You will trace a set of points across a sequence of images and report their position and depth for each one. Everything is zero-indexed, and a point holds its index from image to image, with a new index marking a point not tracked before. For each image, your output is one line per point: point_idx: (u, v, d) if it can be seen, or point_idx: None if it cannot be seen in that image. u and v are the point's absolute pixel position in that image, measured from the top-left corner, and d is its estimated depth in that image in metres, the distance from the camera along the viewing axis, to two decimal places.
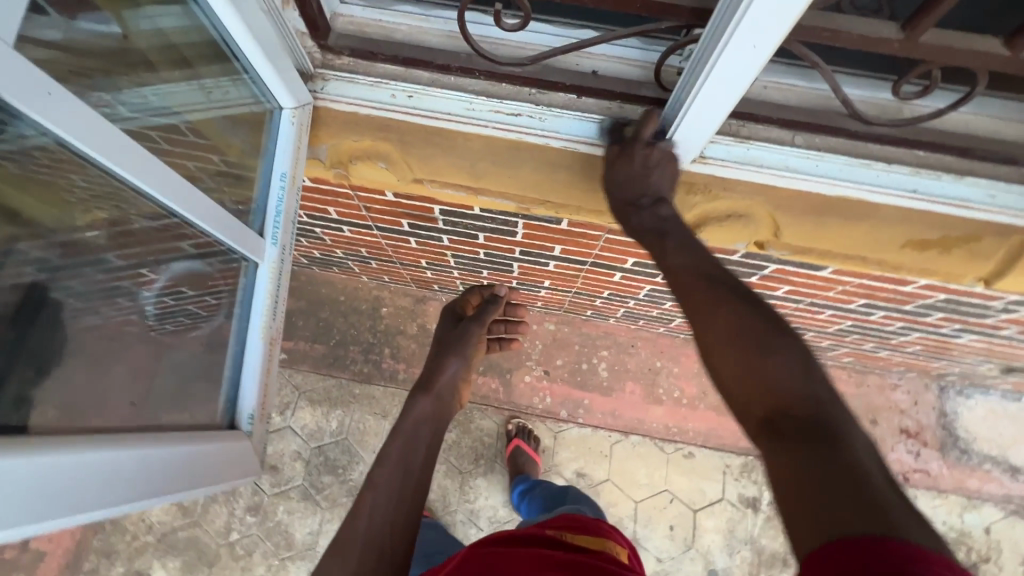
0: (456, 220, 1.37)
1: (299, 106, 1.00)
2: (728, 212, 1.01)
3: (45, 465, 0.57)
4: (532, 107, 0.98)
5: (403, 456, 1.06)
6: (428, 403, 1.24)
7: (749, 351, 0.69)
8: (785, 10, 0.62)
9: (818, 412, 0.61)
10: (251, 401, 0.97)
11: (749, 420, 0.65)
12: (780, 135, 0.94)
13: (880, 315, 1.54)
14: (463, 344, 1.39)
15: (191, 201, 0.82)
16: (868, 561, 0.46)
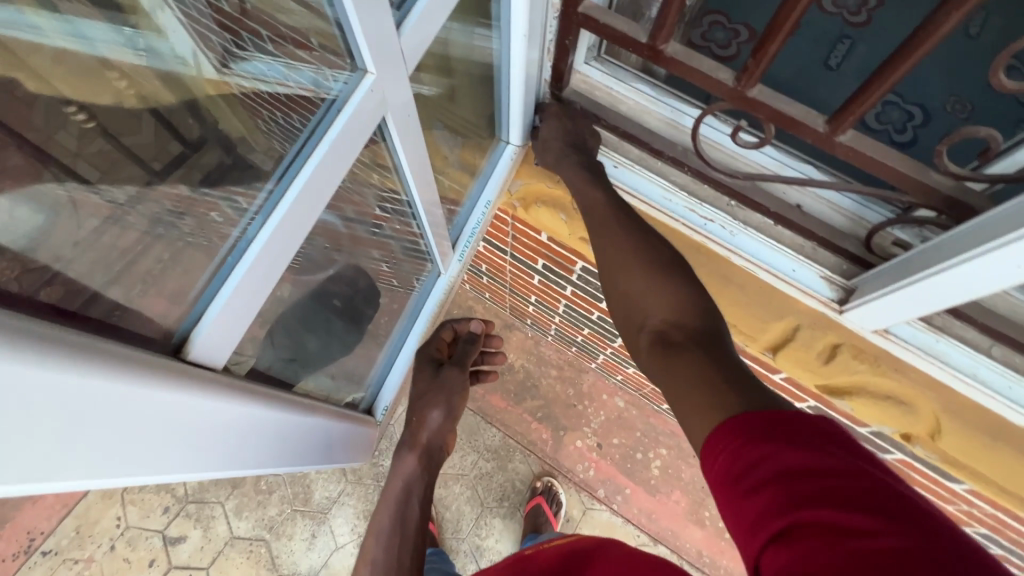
0: (591, 280, 1.39)
1: (521, 144, 1.12)
2: (887, 393, 0.95)
3: (268, 422, 0.76)
4: (726, 218, 0.98)
5: (399, 515, 1.07)
6: (412, 463, 1.16)
7: (645, 271, 0.80)
8: (977, 283, 0.71)
9: (687, 324, 0.72)
10: (389, 397, 1.27)
11: (643, 337, 0.77)
12: (980, 340, 0.87)
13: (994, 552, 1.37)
14: (445, 389, 1.23)
15: (423, 187, 0.96)
16: (753, 424, 0.54)
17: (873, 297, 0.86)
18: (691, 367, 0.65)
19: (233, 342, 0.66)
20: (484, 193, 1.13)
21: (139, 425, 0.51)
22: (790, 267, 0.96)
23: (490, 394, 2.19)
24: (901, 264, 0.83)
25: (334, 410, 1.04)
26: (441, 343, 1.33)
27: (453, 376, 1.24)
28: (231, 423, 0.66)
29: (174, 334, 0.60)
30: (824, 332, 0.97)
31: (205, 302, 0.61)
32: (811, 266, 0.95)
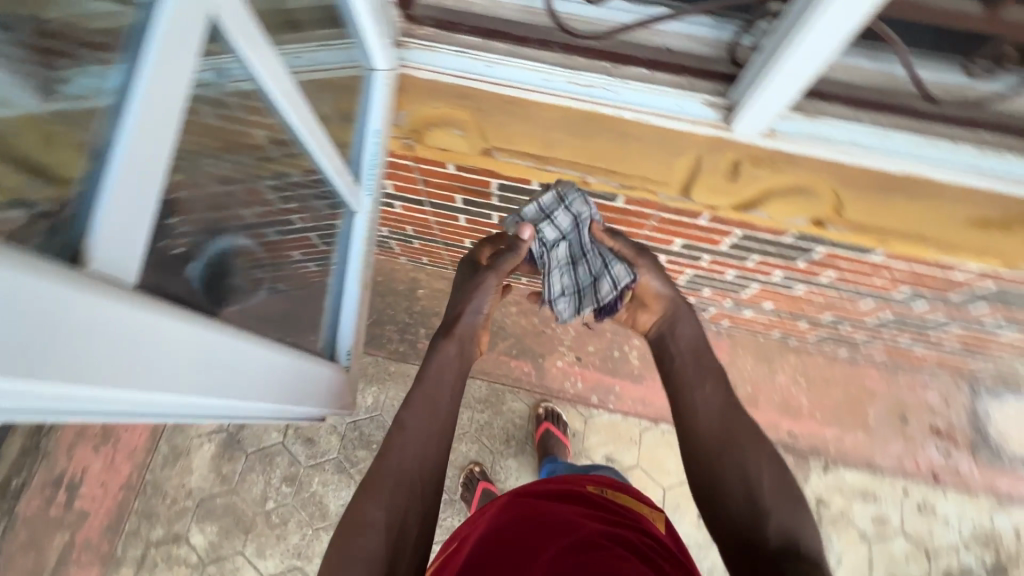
0: (511, 196, 1.42)
1: (390, 68, 1.06)
2: (791, 186, 1.03)
3: (218, 347, 0.69)
4: (605, 79, 1.01)
5: (431, 400, 1.01)
6: (453, 353, 1.09)
7: (751, 450, 0.91)
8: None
9: (763, 497, 0.86)
10: (349, 338, 1.18)
11: (738, 502, 0.86)
12: (847, 112, 0.97)
13: (923, 306, 1.57)
14: (485, 295, 1.10)
15: (301, 109, 0.88)
16: None
17: (749, 101, 0.92)
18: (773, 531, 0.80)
19: (137, 256, 0.53)
20: (371, 123, 1.08)
21: (51, 335, 0.43)
22: (675, 105, 1.01)
23: None
24: (782, 33, 0.82)
25: (298, 354, 0.97)
26: (486, 252, 1.18)
27: (493, 277, 1.09)
28: (166, 345, 0.59)
29: (60, 246, 0.48)
30: (724, 152, 1.03)
31: (79, 228, 0.50)
32: (693, 97, 1.00)
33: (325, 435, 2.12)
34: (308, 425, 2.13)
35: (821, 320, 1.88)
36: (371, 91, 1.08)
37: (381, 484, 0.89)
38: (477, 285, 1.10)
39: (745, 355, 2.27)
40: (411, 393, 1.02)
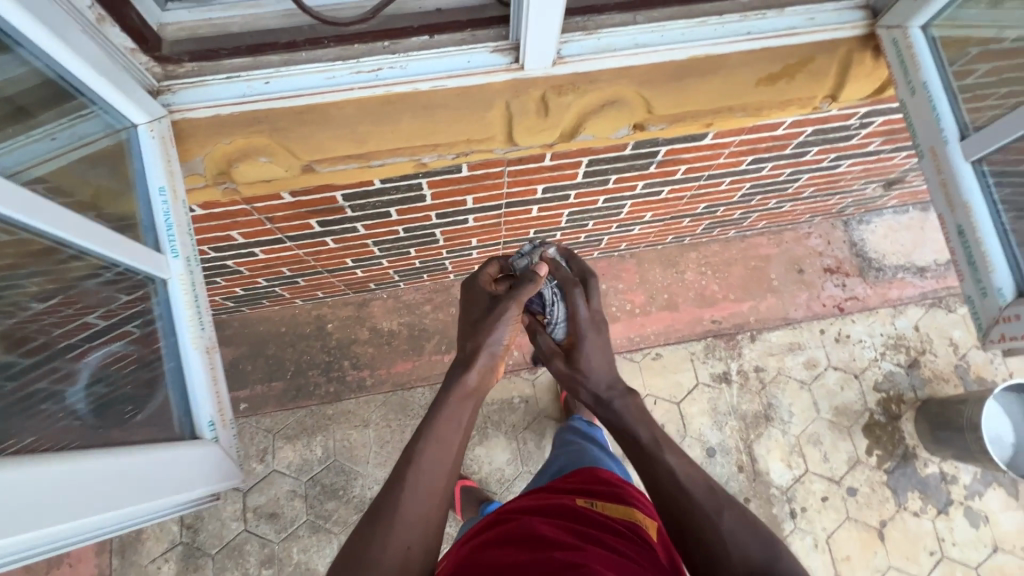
0: (362, 202, 1.38)
1: (153, 119, 0.96)
2: (600, 102, 1.07)
3: (16, 485, 0.71)
4: (390, 57, 0.99)
5: (445, 437, 0.94)
6: (471, 383, 0.98)
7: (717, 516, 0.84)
8: None
9: (690, 495, 0.87)
10: (207, 410, 1.12)
11: (718, 568, 0.79)
12: (624, 18, 1.03)
13: (770, 168, 1.69)
14: (501, 322, 1.00)
15: (36, 210, 0.82)
16: None
17: (525, 25, 0.90)
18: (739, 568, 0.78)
19: None
20: (152, 183, 0.98)
21: None
22: (465, 62, 1.00)
23: (393, 366, 2.19)
24: None
25: (137, 449, 0.96)
26: (493, 273, 1.10)
27: (513, 308, 1.00)
28: None
29: None
30: (528, 91, 1.03)
31: None
32: (479, 49, 1.00)
33: (287, 503, 2.02)
34: (266, 500, 2.02)
35: (698, 212, 2.00)
36: (140, 150, 0.97)
37: (393, 519, 0.85)
38: (498, 311, 1.00)
39: (652, 267, 2.39)
40: (425, 424, 0.94)
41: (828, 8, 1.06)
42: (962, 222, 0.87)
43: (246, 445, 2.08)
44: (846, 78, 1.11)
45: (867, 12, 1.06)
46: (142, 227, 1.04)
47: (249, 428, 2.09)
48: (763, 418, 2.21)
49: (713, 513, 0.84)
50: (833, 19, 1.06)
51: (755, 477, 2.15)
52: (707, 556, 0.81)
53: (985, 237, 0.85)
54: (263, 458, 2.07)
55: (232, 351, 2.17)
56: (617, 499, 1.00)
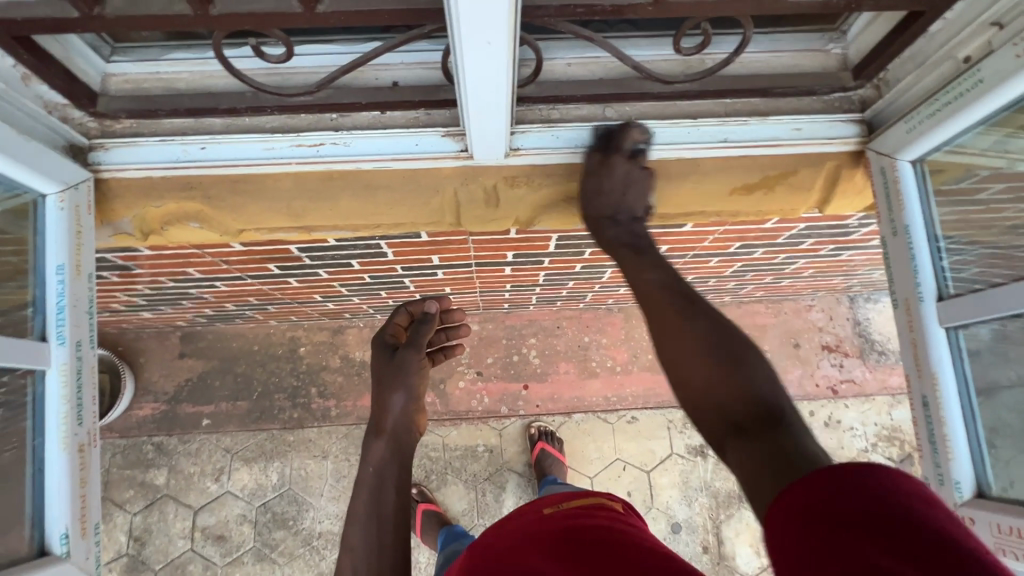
0: (320, 255, 1.33)
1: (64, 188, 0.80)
2: (556, 197, 1.00)
3: None
4: (334, 134, 0.93)
5: (372, 501, 0.89)
6: (387, 448, 0.95)
7: (754, 360, 0.77)
8: (492, 6, 0.60)
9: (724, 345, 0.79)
10: (62, 517, 0.73)
11: (715, 414, 0.74)
12: (592, 111, 0.95)
13: (761, 252, 1.60)
14: (406, 376, 1.00)
15: None
16: (840, 498, 0.47)
17: (466, 123, 0.85)
18: (704, 376, 0.77)
19: None
20: (49, 262, 0.78)
21: None
22: (413, 144, 0.94)
23: (360, 398, 2.15)
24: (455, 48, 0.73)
25: None
26: (399, 325, 1.10)
27: (412, 356, 1.01)
28: None
29: None
30: (477, 179, 0.98)
31: None
32: (429, 132, 0.93)
33: (236, 527, 1.99)
34: (215, 522, 2.00)
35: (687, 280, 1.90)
36: (45, 224, 0.79)
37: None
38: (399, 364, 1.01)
39: (639, 324, 2.29)
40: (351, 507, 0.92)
41: (819, 120, 0.97)
42: (927, 394, 0.84)
43: (204, 463, 2.06)
44: (831, 194, 1.02)
45: (863, 127, 0.97)
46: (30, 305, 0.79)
47: (209, 445, 2.08)
48: (736, 498, 2.09)
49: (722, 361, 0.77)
50: (823, 131, 0.97)
51: (719, 561, 2.03)
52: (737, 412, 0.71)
53: (949, 418, 0.81)
54: (218, 478, 2.04)
55: (203, 365, 2.17)
56: (589, 517, 0.82)
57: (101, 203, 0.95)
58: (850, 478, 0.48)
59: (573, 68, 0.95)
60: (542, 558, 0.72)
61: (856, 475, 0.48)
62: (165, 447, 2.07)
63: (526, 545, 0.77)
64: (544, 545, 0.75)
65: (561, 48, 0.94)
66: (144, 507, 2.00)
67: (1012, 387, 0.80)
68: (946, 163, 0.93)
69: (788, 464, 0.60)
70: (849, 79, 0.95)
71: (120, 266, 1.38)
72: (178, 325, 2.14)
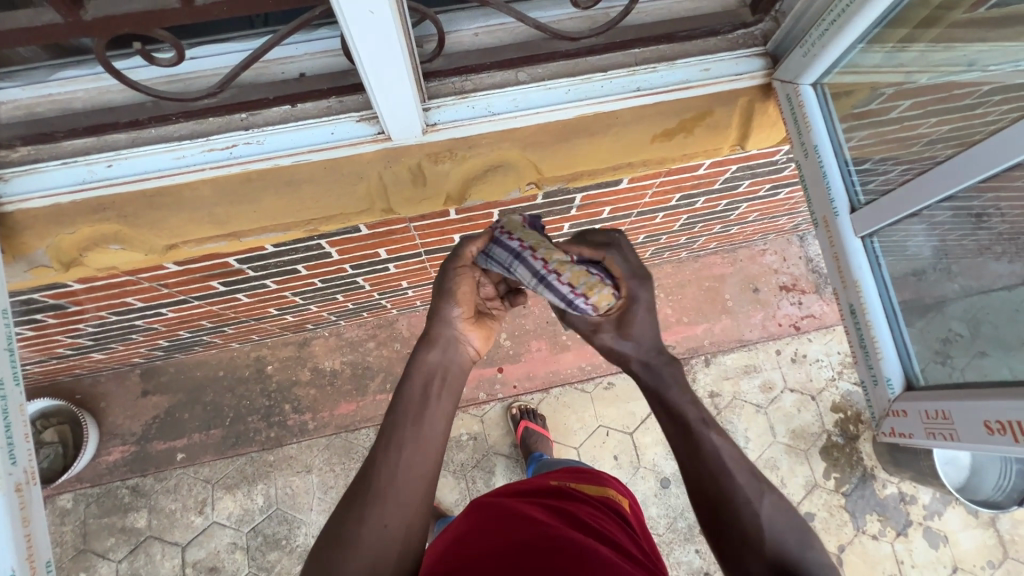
0: (262, 264, 1.30)
1: None
2: (483, 168, 1.00)
3: None
4: (244, 133, 0.91)
5: (421, 403, 0.87)
6: (437, 359, 0.93)
7: (741, 500, 0.79)
8: None
9: (732, 490, 0.80)
10: (8, 557, 0.70)
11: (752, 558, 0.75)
12: (506, 77, 0.95)
13: (703, 201, 1.63)
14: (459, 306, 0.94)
15: None
16: None
17: (375, 102, 0.83)
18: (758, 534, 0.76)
19: None
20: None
21: None
22: (328, 133, 0.92)
23: (336, 407, 2.12)
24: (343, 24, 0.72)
25: None
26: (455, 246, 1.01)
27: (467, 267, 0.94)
28: None
29: None
30: (400, 161, 0.97)
31: None
32: (343, 118, 0.92)
33: (228, 555, 1.95)
34: (205, 554, 1.95)
35: (640, 241, 1.93)
36: None
37: (374, 501, 0.76)
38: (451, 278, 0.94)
39: None
40: (395, 402, 0.88)
41: (725, 58, 0.99)
42: (852, 302, 0.89)
43: (185, 497, 2.01)
44: (749, 129, 1.04)
45: (767, 60, 0.99)
46: None
47: (188, 478, 2.03)
48: None
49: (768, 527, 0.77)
50: (731, 68, 0.99)
51: None
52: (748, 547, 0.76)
53: (874, 321, 0.86)
54: (202, 510, 2.00)
55: (169, 399, 2.11)
56: (585, 499, 0.93)
57: (9, 238, 0.91)
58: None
59: (481, 37, 0.94)
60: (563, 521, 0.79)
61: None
62: (142, 488, 2.01)
63: (526, 505, 0.85)
64: (558, 510, 0.84)
65: (464, 18, 0.93)
66: (128, 553, 1.94)
67: (958, 299, 0.89)
68: (849, 84, 0.97)
69: None
70: (747, 15, 0.98)
71: (54, 307, 1.32)
72: (135, 363, 2.07)
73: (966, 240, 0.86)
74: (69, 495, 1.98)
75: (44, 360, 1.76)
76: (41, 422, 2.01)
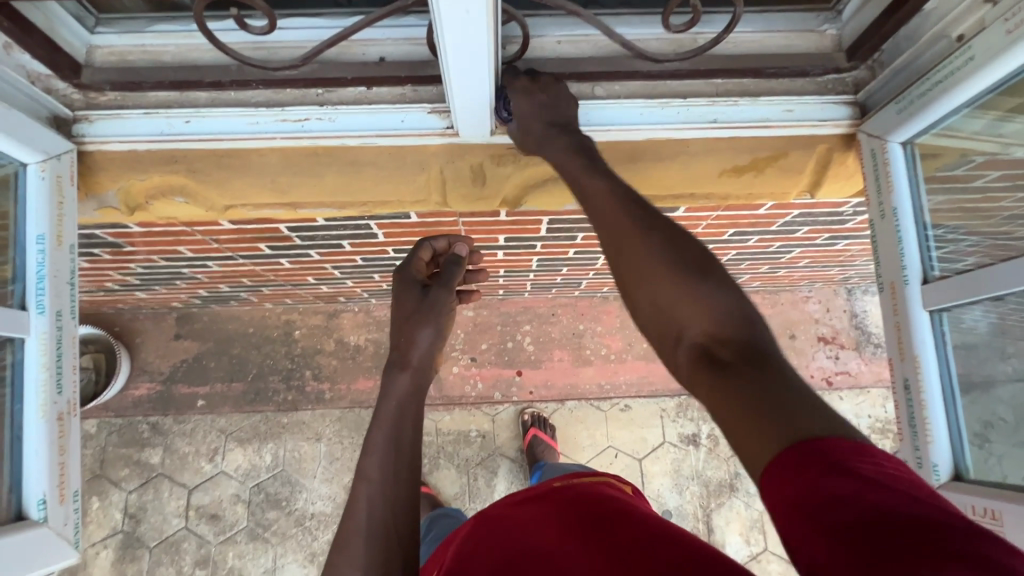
0: (310, 235, 1.33)
1: (49, 158, 0.81)
2: (545, 177, 1.00)
3: None
4: (318, 109, 0.92)
5: (391, 436, 0.83)
6: (407, 384, 0.89)
7: (652, 264, 0.64)
8: None
9: (650, 263, 0.64)
10: (40, 482, 0.75)
11: (680, 346, 0.59)
12: (581, 89, 0.94)
13: (756, 240, 1.58)
14: (435, 314, 0.95)
15: None
16: (813, 469, 0.42)
17: (450, 97, 0.83)
18: (688, 320, 0.59)
19: None
20: (30, 232, 0.79)
21: None
22: (398, 120, 0.93)
23: (354, 382, 2.15)
24: None
25: None
26: (422, 261, 1.05)
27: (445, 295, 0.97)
28: None
29: None
30: (463, 157, 0.97)
31: None
32: (414, 108, 0.92)
33: (230, 506, 2.01)
34: (209, 501, 2.02)
35: None
36: (26, 195, 0.79)
37: (351, 549, 0.76)
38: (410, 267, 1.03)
39: None
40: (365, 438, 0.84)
41: (812, 100, 0.95)
42: (909, 377, 0.86)
43: (199, 443, 2.08)
44: (823, 177, 1.02)
45: (855, 110, 0.95)
46: (11, 278, 0.80)
47: (204, 425, 2.09)
48: (727, 487, 2.09)
49: (704, 305, 0.59)
50: (815, 111, 0.95)
51: None
52: (704, 338, 0.57)
53: (929, 402, 0.83)
54: (212, 458, 2.06)
55: (199, 346, 2.18)
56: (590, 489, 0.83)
57: (85, 176, 0.95)
58: (866, 452, 0.43)
59: (562, 46, 0.93)
60: (547, 527, 0.71)
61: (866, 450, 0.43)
62: (161, 426, 2.09)
63: (534, 519, 0.74)
64: (533, 518, 0.74)
65: (549, 24, 0.91)
66: (139, 485, 2.02)
67: (1008, 383, 0.83)
68: (938, 147, 0.92)
69: (779, 408, 0.47)
70: (842, 60, 0.94)
71: (111, 244, 1.38)
72: (173, 306, 2.15)
73: None
74: (94, 421, 2.08)
75: (93, 290, 1.85)
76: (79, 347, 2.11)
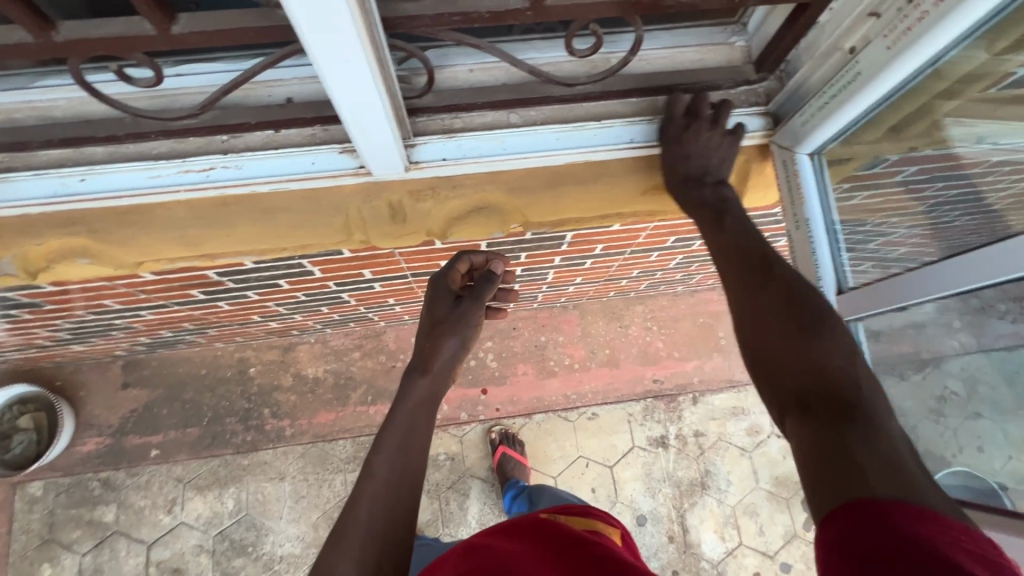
0: (242, 278, 1.28)
1: None
2: (467, 208, 0.98)
3: None
4: (222, 157, 0.88)
5: (405, 436, 0.84)
6: (426, 390, 0.91)
7: (770, 312, 0.69)
8: (332, 23, 0.57)
9: (768, 309, 0.70)
10: None
11: (785, 383, 0.64)
12: (496, 117, 0.92)
13: (699, 244, 1.60)
14: (465, 325, 0.97)
15: None
16: (884, 523, 0.47)
17: (356, 142, 0.81)
18: (797, 366, 0.64)
19: None
20: None
21: None
22: (308, 163, 0.90)
23: (315, 416, 2.10)
24: None
25: None
26: (459, 271, 1.03)
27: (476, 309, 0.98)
28: None
29: None
30: (381, 195, 0.95)
31: None
32: (324, 150, 0.89)
33: (193, 558, 1.93)
34: (170, 554, 1.93)
35: (634, 275, 1.91)
36: None
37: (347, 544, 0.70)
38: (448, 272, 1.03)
39: (595, 320, 2.29)
40: (379, 436, 0.83)
41: None
42: None
43: (155, 495, 1.99)
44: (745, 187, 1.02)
45: (769, 120, 0.96)
46: None
47: (159, 475, 2.01)
48: (698, 486, 2.11)
49: (819, 357, 0.63)
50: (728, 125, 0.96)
51: (685, 549, 2.04)
52: (811, 386, 0.62)
53: None
54: (171, 509, 1.98)
55: (149, 393, 2.09)
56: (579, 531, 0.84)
57: None
58: (931, 521, 0.47)
59: (473, 74, 0.91)
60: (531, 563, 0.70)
61: (929, 515, 0.47)
62: (113, 481, 1.99)
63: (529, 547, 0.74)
64: (550, 552, 0.72)
65: (457, 54, 0.90)
66: (93, 547, 1.92)
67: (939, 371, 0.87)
68: (850, 151, 0.93)
69: (832, 461, 0.53)
70: (752, 72, 0.94)
71: (30, 303, 1.31)
72: (118, 355, 2.06)
73: (957, 321, 0.82)
74: (39, 483, 1.97)
75: (25, 348, 1.76)
76: (18, 407, 2.00)
